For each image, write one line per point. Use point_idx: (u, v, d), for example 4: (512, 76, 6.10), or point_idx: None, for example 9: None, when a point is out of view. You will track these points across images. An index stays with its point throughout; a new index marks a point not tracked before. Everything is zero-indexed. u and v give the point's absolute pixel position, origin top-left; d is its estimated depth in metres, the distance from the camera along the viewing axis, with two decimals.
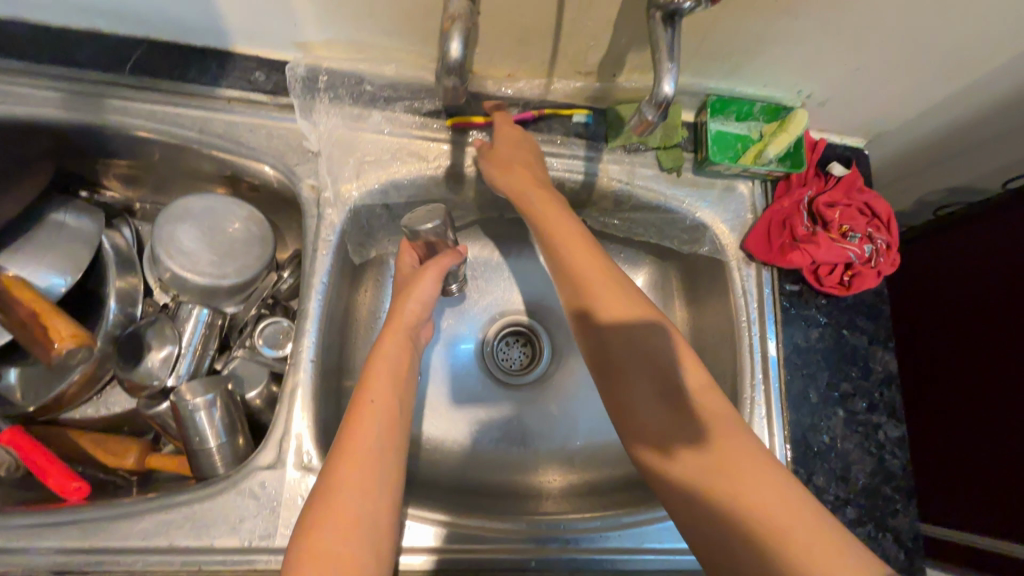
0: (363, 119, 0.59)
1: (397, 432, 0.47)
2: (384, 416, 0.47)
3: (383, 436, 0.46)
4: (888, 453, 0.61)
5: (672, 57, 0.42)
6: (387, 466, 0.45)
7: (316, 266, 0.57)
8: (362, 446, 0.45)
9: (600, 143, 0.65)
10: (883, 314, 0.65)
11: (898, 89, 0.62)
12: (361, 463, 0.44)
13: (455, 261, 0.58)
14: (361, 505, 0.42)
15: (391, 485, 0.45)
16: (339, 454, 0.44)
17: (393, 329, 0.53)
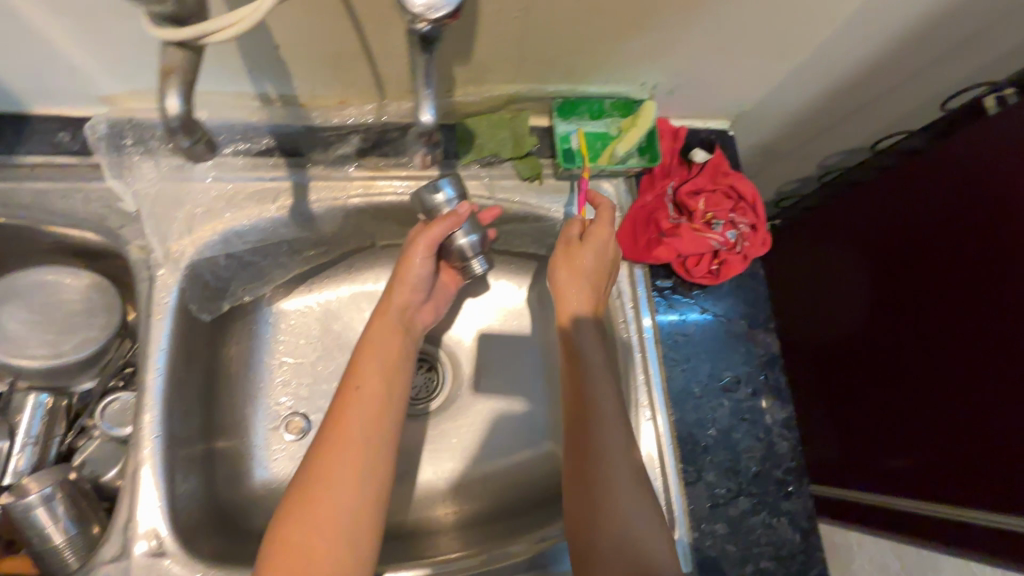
0: (185, 168, 0.56)
1: (382, 437, 0.53)
2: (369, 419, 0.53)
3: (366, 430, 0.52)
4: (777, 436, 0.61)
5: (428, 84, 0.37)
6: (370, 470, 0.51)
7: (151, 334, 0.53)
8: (349, 445, 0.51)
9: (453, 160, 0.62)
10: (759, 296, 0.65)
11: (740, 71, 0.61)
12: (351, 464, 0.50)
13: (445, 228, 0.55)
14: (343, 503, 0.49)
15: (372, 487, 0.51)
16: (324, 453, 0.51)
17: (381, 317, 0.59)
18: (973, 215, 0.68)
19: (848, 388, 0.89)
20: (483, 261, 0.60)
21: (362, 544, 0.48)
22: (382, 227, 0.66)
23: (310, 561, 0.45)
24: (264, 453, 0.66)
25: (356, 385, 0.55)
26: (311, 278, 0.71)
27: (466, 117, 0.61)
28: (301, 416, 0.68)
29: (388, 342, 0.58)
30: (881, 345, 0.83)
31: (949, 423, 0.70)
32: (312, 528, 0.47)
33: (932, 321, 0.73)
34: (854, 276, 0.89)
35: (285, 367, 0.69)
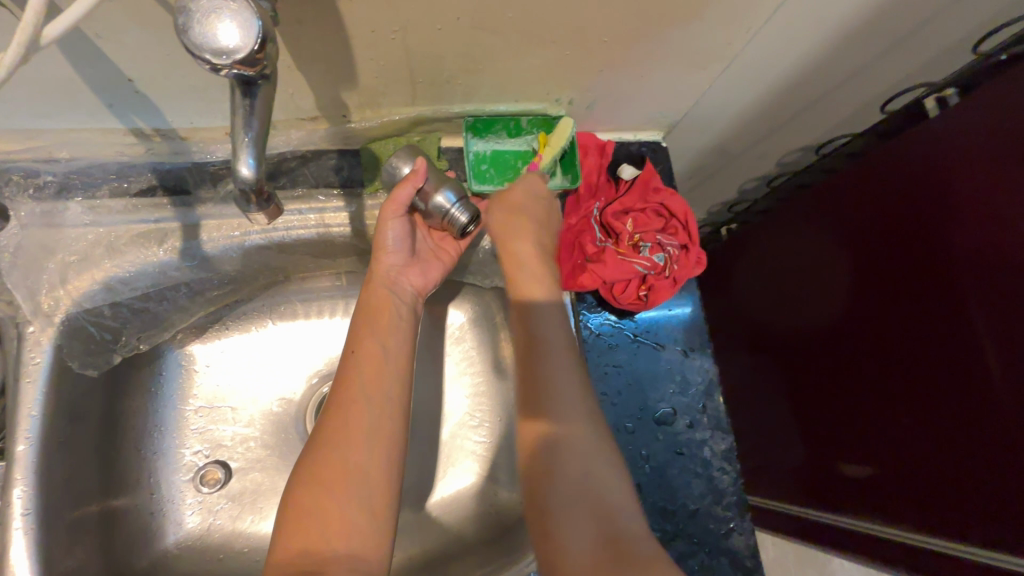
0: (55, 215, 0.51)
1: (390, 392, 0.50)
2: (369, 377, 0.50)
3: (372, 397, 0.49)
4: (717, 469, 0.57)
5: (247, 126, 0.31)
6: (377, 427, 0.48)
7: (20, 400, 0.48)
8: (353, 404, 0.48)
9: (359, 188, 0.58)
10: (696, 318, 0.61)
11: (663, 82, 0.57)
12: (361, 422, 0.48)
13: (408, 188, 0.51)
14: (353, 461, 0.46)
15: (382, 441, 0.48)
16: (330, 412, 0.48)
17: (374, 281, 0.56)
18: (918, 238, 0.66)
19: (813, 402, 0.87)
20: (465, 211, 0.52)
21: (377, 503, 0.45)
22: (293, 261, 0.62)
23: (322, 526, 0.42)
24: (178, 508, 0.62)
25: (354, 347, 0.52)
26: (224, 317, 0.66)
27: (371, 142, 0.57)
28: (218, 463, 0.65)
29: (377, 313, 0.54)
30: (838, 362, 0.81)
31: (913, 445, 0.69)
32: (320, 491, 0.44)
33: (890, 343, 0.71)
34: (807, 291, 0.86)
35: (200, 413, 0.65)
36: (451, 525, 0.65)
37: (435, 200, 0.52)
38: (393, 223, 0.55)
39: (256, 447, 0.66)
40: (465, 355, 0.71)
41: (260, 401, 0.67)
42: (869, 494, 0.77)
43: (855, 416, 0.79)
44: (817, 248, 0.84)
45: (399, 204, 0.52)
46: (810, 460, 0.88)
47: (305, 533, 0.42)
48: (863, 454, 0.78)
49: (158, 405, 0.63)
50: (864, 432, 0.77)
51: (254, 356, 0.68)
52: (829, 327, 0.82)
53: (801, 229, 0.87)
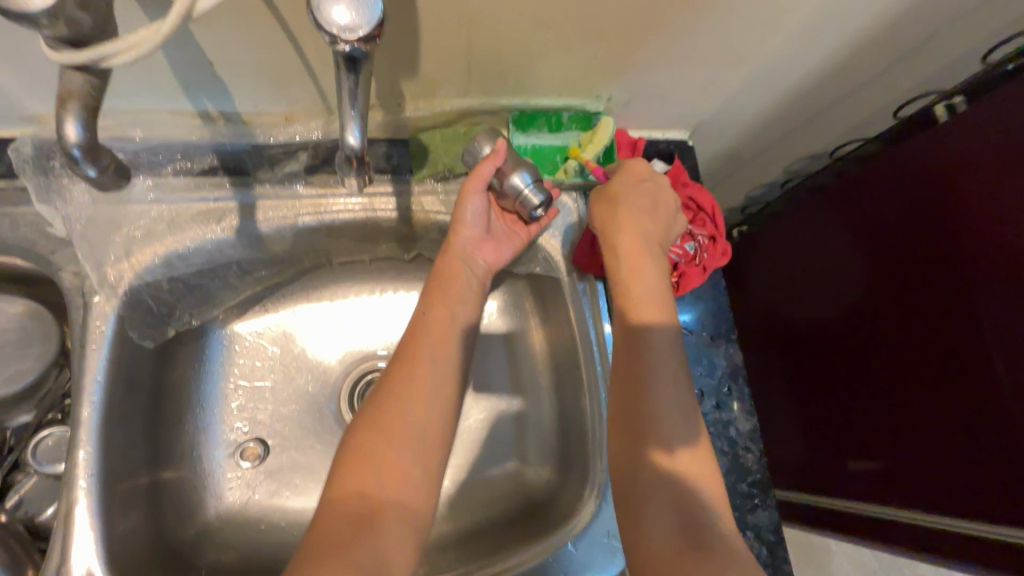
0: (121, 191, 0.53)
1: (451, 358, 0.52)
2: (436, 344, 0.52)
3: (438, 359, 0.51)
4: (742, 448, 0.60)
5: (352, 104, 0.35)
6: (440, 389, 0.50)
7: (85, 365, 0.50)
8: (419, 364, 0.50)
9: (406, 175, 0.61)
10: (722, 306, 0.64)
11: (694, 83, 0.61)
12: (427, 381, 0.49)
13: (490, 164, 0.54)
14: (418, 416, 0.47)
15: (443, 403, 0.49)
16: (396, 368, 0.50)
17: (451, 250, 0.59)
18: (925, 241, 0.70)
19: (820, 400, 0.90)
20: (539, 194, 0.54)
21: (430, 464, 0.46)
22: (337, 244, 0.65)
23: (383, 470, 0.44)
24: (220, 482, 0.64)
25: (423, 312, 0.54)
26: (266, 298, 0.69)
27: (420, 132, 0.60)
28: (257, 440, 0.66)
29: (451, 282, 0.56)
30: (846, 361, 0.84)
31: (924, 434, 0.72)
32: (382, 440, 0.45)
33: (898, 342, 0.75)
34: (815, 293, 0.90)
35: (241, 392, 0.67)
36: (483, 504, 0.66)
37: (513, 179, 0.54)
38: (472, 198, 0.57)
39: (293, 426, 0.68)
40: (497, 342, 0.73)
41: (298, 380, 0.69)
42: (873, 488, 0.80)
43: (861, 412, 0.82)
44: (826, 248, 0.88)
45: (481, 177, 0.55)
46: (817, 456, 0.91)
47: (365, 475, 0.43)
48: (870, 446, 0.81)
49: (201, 382, 0.65)
50: (872, 425, 0.80)
51: (292, 338, 0.70)
52: (837, 328, 0.85)
53: (808, 231, 0.91)
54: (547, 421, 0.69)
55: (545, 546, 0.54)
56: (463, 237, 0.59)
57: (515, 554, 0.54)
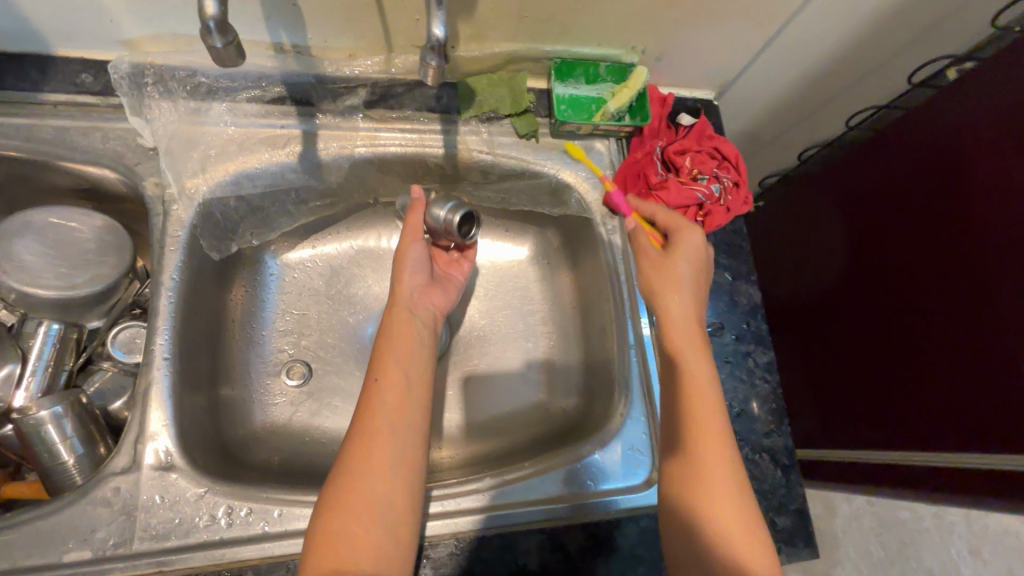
0: (201, 113, 0.59)
1: (411, 426, 0.52)
2: (393, 413, 0.52)
3: (393, 420, 0.51)
4: (759, 379, 0.64)
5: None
6: (401, 464, 0.49)
7: (164, 266, 0.56)
8: (379, 441, 0.50)
9: (454, 115, 0.66)
10: (743, 250, 0.69)
11: (724, 41, 0.66)
12: (386, 457, 0.49)
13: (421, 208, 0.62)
14: (380, 491, 0.47)
15: (405, 475, 0.49)
16: (354, 450, 0.49)
17: (393, 309, 0.60)
18: (937, 190, 0.71)
19: (819, 356, 0.91)
20: (459, 211, 0.63)
21: (399, 536, 0.47)
22: (385, 182, 0.70)
23: (354, 551, 0.44)
24: (266, 398, 0.68)
25: (377, 379, 0.54)
26: (313, 234, 0.74)
27: (468, 75, 0.65)
28: (302, 362, 0.71)
29: (402, 340, 0.57)
30: (844, 323, 0.86)
31: (914, 392, 0.73)
32: (349, 517, 0.46)
33: (896, 302, 0.77)
34: (822, 250, 0.91)
35: (288, 318, 0.72)
36: (509, 432, 0.70)
37: (434, 211, 0.63)
38: (413, 247, 0.63)
39: (334, 353, 0.72)
40: (525, 287, 0.78)
41: (339, 312, 0.74)
42: (863, 440, 0.81)
43: (860, 365, 0.83)
44: (828, 213, 0.90)
45: (415, 227, 0.62)
46: (810, 410, 0.93)
47: (338, 559, 0.44)
48: (863, 405, 0.82)
49: (253, 306, 0.70)
50: (864, 383, 0.82)
51: (336, 272, 0.75)
52: (842, 283, 0.86)
53: (810, 198, 0.94)
54: (572, 358, 0.73)
55: (573, 456, 0.58)
56: (408, 290, 0.61)
57: (543, 459, 0.58)
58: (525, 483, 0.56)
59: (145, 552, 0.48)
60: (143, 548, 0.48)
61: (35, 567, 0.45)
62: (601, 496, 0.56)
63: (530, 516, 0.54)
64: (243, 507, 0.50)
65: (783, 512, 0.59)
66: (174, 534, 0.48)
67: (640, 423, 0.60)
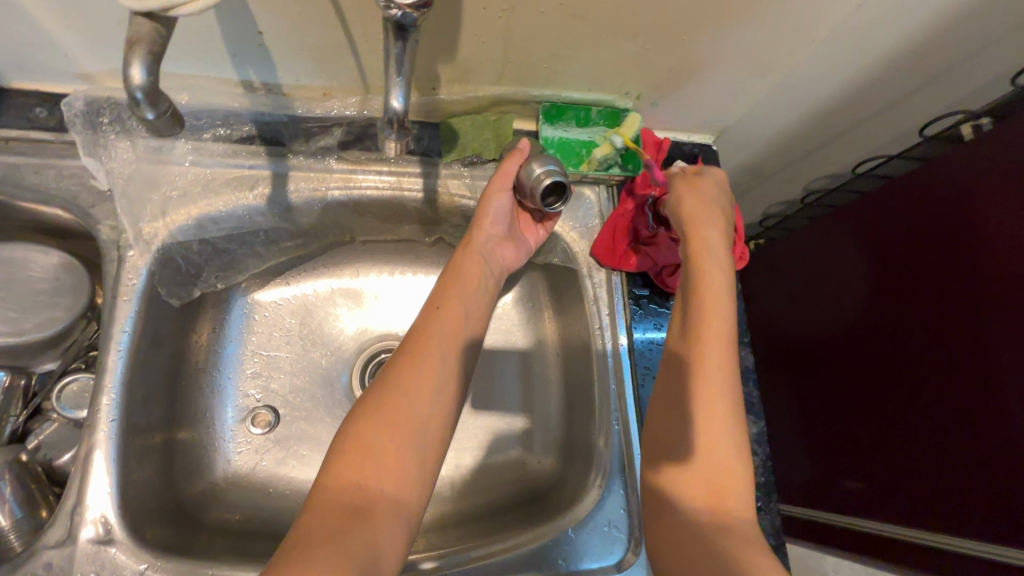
0: (162, 152, 0.55)
1: (459, 363, 0.51)
2: (447, 343, 0.51)
3: (447, 354, 0.50)
4: (749, 450, 0.60)
5: (399, 71, 0.38)
6: (442, 397, 0.48)
7: (116, 315, 0.52)
8: (428, 362, 0.49)
9: (435, 157, 0.62)
10: (736, 309, 0.65)
11: (721, 88, 0.62)
12: (434, 378, 0.48)
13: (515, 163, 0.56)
14: (421, 413, 0.46)
15: (444, 408, 0.48)
16: (405, 364, 0.48)
17: (468, 244, 0.59)
18: (949, 253, 0.67)
19: (829, 404, 0.88)
20: (554, 176, 0.53)
21: (428, 465, 0.46)
22: (362, 222, 0.66)
23: (383, 465, 0.43)
24: (230, 445, 0.65)
25: (438, 305, 0.53)
26: (287, 270, 0.70)
27: (451, 116, 0.62)
28: (268, 407, 0.67)
29: (467, 280, 0.56)
30: (848, 375, 0.83)
31: (919, 454, 0.71)
32: (384, 430, 0.44)
33: (901, 358, 0.74)
34: (828, 297, 0.88)
35: (257, 359, 0.68)
36: (484, 489, 0.67)
37: (531, 165, 0.53)
38: (498, 197, 0.58)
39: (307, 396, 0.69)
40: (508, 331, 0.74)
41: (311, 353, 0.70)
42: (867, 499, 0.79)
43: (866, 422, 0.80)
44: (831, 260, 0.87)
45: (508, 174, 0.56)
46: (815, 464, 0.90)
47: (360, 467, 0.43)
48: (868, 463, 0.79)
49: (221, 347, 0.67)
50: (869, 440, 0.79)
51: (310, 311, 0.71)
52: (848, 335, 0.83)
53: (814, 242, 0.91)
54: (554, 411, 0.70)
55: (544, 533, 0.55)
56: (485, 233, 0.59)
57: (515, 538, 0.54)
58: (490, 566, 0.52)
59: None
60: None
61: None
62: None
63: None
64: None
65: None
66: None
67: (619, 497, 0.57)
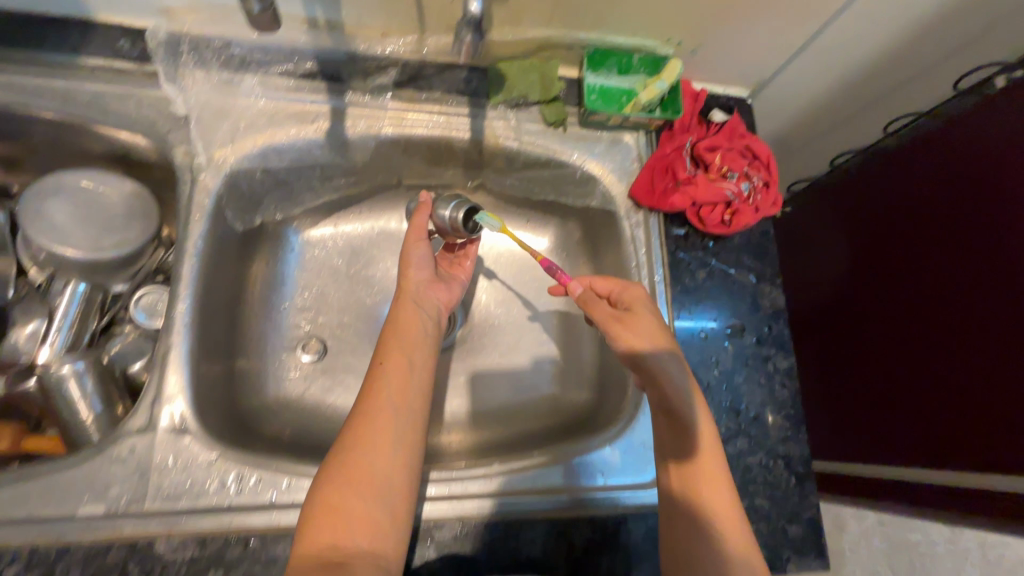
0: (233, 85, 0.60)
1: (412, 413, 0.51)
2: (397, 396, 0.50)
3: (396, 402, 0.50)
4: (779, 383, 0.62)
5: None
6: (400, 444, 0.48)
7: (189, 231, 0.56)
8: (380, 416, 0.49)
9: (482, 100, 0.65)
10: (769, 253, 0.67)
11: (761, 37, 0.64)
12: (389, 435, 0.48)
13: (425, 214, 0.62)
14: (383, 467, 0.46)
15: (403, 454, 0.48)
16: (354, 427, 0.48)
17: (403, 297, 0.59)
18: (979, 196, 0.67)
19: (836, 368, 0.88)
20: (461, 207, 0.62)
21: (395, 509, 0.46)
22: (409, 164, 0.69)
23: (352, 521, 0.43)
24: (281, 373, 0.69)
25: (380, 364, 0.53)
26: (336, 212, 0.74)
27: (500, 60, 0.64)
28: (318, 338, 0.71)
29: (410, 332, 0.56)
30: (863, 335, 0.84)
31: (930, 409, 0.71)
32: (350, 491, 0.44)
33: (917, 317, 0.74)
34: (847, 250, 0.88)
35: (307, 295, 0.72)
36: (520, 421, 0.70)
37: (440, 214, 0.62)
38: (417, 246, 0.61)
39: (352, 331, 0.73)
40: (543, 278, 0.77)
41: (357, 292, 0.74)
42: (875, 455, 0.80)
43: (877, 370, 0.81)
44: (851, 221, 0.88)
45: (419, 225, 0.62)
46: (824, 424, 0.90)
47: (333, 531, 0.42)
48: (877, 422, 0.80)
49: (276, 281, 0.71)
50: (879, 398, 0.80)
51: (355, 252, 0.75)
52: (867, 285, 0.84)
53: (835, 204, 0.92)
54: (587, 352, 0.72)
55: (582, 449, 0.57)
56: (412, 280, 0.60)
57: (555, 452, 0.57)
58: (531, 475, 0.55)
59: (154, 513, 0.48)
60: (154, 507, 0.48)
61: (52, 518, 0.46)
62: (608, 492, 0.55)
63: (522, 506, 0.53)
64: (252, 476, 0.51)
65: (796, 521, 0.58)
66: (185, 496, 0.49)
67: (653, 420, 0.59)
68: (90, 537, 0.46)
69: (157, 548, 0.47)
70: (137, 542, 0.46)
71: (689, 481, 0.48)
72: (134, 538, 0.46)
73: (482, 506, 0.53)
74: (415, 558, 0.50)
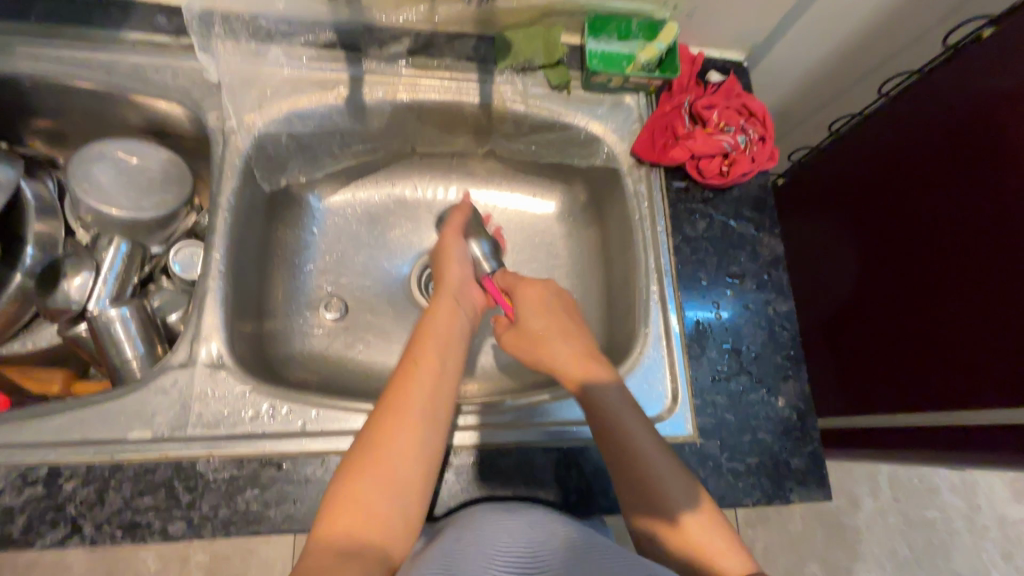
0: (260, 55, 0.65)
1: (442, 414, 0.48)
2: (426, 393, 0.48)
3: (426, 398, 0.47)
4: (779, 326, 0.65)
5: None
6: (428, 449, 0.45)
7: (222, 187, 0.62)
8: (406, 415, 0.46)
9: (490, 66, 0.69)
10: (768, 204, 0.70)
11: (750, 4, 0.68)
12: (415, 429, 0.45)
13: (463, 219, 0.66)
14: (405, 465, 0.44)
15: (428, 456, 0.45)
16: (377, 426, 0.45)
17: (448, 291, 0.59)
18: (976, 143, 0.69)
19: (839, 326, 0.90)
20: (494, 262, 0.66)
21: (411, 507, 0.43)
22: (424, 131, 0.74)
23: (370, 515, 0.41)
24: (307, 328, 0.72)
25: (411, 360, 0.50)
26: (356, 181, 0.79)
27: (505, 28, 0.68)
28: (340, 298, 0.75)
29: (442, 333, 0.54)
30: (864, 292, 0.85)
31: (936, 355, 0.73)
32: (369, 484, 0.42)
33: (920, 267, 0.76)
34: (841, 210, 0.91)
35: (327, 257, 0.76)
36: (532, 369, 0.73)
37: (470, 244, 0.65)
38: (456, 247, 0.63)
39: (372, 291, 0.76)
40: (552, 239, 0.81)
41: (375, 256, 0.78)
42: (886, 404, 0.81)
43: (877, 323, 0.83)
44: (848, 182, 0.90)
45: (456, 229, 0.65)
46: (827, 383, 0.92)
47: (352, 521, 0.41)
48: (881, 373, 0.82)
49: (301, 244, 0.75)
50: (881, 349, 0.82)
51: (371, 216, 0.79)
52: (865, 241, 0.86)
53: (833, 167, 0.93)
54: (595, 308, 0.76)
55: None
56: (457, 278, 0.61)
57: (561, 388, 0.61)
58: (538, 407, 0.59)
59: (196, 439, 0.52)
60: (195, 434, 0.52)
61: (107, 440, 0.51)
62: None
63: (530, 436, 0.57)
64: (284, 407, 0.55)
65: (798, 454, 0.60)
66: (223, 424, 0.53)
67: (655, 359, 0.63)
68: (139, 457, 0.50)
69: (198, 468, 0.50)
70: (180, 462, 0.51)
71: (694, 535, 0.47)
72: (178, 459, 0.51)
73: (494, 437, 0.57)
74: (435, 481, 0.54)
